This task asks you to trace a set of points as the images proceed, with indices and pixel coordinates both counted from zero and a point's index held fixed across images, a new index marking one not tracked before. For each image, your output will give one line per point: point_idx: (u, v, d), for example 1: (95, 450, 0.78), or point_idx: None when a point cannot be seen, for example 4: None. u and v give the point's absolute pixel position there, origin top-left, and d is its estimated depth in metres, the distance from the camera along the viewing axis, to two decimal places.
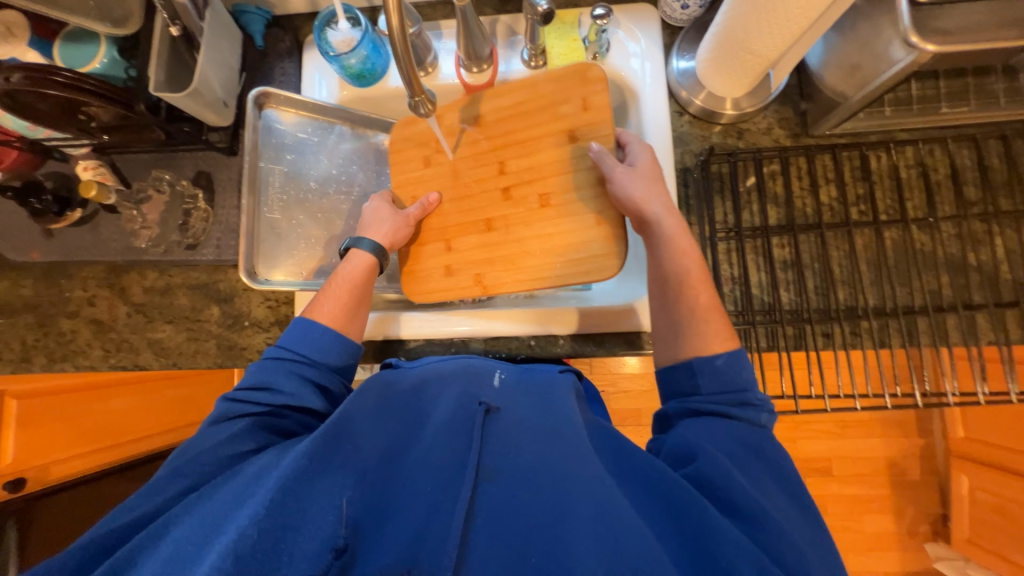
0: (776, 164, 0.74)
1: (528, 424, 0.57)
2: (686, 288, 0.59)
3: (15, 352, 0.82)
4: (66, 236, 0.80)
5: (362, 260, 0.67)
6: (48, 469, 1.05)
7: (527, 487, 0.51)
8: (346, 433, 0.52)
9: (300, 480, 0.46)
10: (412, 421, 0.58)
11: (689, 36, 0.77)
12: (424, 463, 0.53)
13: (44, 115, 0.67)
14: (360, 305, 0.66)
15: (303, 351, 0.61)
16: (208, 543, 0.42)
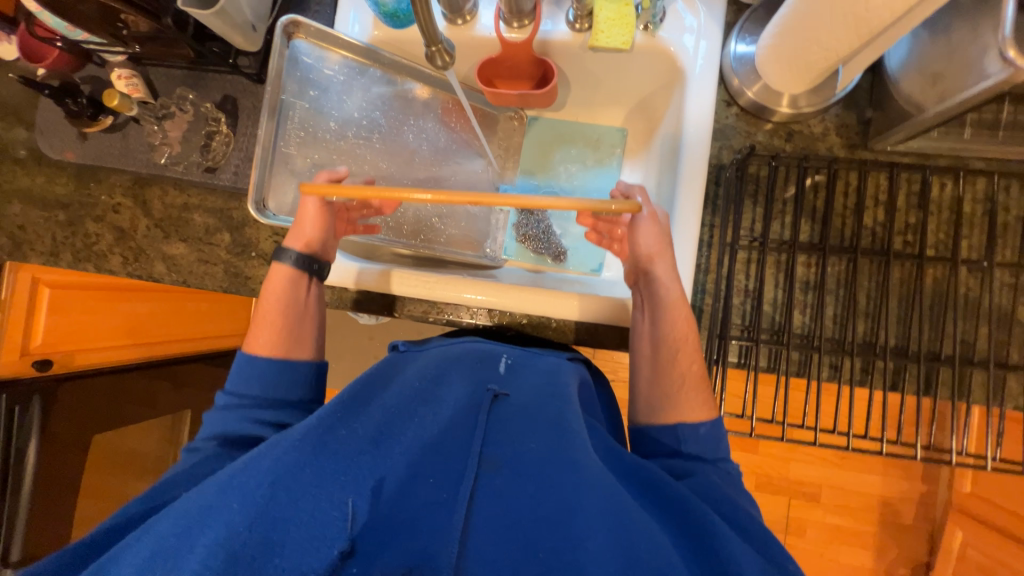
0: (822, 175, 0.67)
1: (527, 422, 0.58)
2: (678, 353, 0.62)
3: (46, 246, 0.87)
4: (99, 140, 0.84)
5: (284, 274, 0.68)
6: (75, 356, 1.11)
7: (529, 475, 0.52)
8: (334, 427, 0.54)
9: (296, 475, 0.49)
10: (410, 406, 0.60)
11: (758, 14, 0.69)
12: (423, 446, 0.55)
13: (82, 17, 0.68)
14: (303, 320, 0.68)
15: (255, 394, 0.63)
16: (200, 534, 0.44)
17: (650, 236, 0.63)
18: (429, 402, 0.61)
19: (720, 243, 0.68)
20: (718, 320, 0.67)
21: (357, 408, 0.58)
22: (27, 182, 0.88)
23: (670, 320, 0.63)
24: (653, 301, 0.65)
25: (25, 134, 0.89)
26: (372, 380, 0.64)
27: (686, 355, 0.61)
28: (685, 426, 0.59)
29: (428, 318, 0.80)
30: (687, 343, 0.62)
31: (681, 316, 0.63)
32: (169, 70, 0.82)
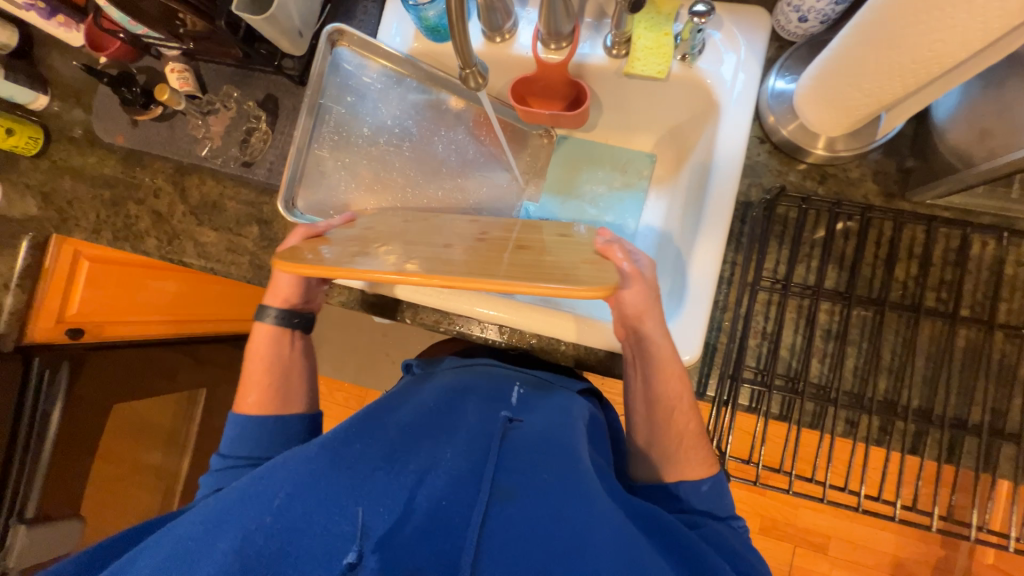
0: (854, 222, 0.65)
1: (539, 450, 0.57)
2: (675, 415, 0.65)
3: (90, 222, 0.92)
4: (147, 127, 0.89)
5: (267, 335, 0.77)
6: (104, 327, 1.16)
7: (542, 506, 0.51)
8: (348, 446, 0.58)
9: (307, 488, 0.53)
10: (426, 429, 0.62)
11: (801, 52, 0.67)
12: (437, 466, 0.55)
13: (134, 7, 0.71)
14: (289, 374, 0.77)
15: (246, 453, 0.70)
16: (217, 540, 0.49)
17: (637, 297, 0.60)
18: (444, 424, 0.63)
19: (739, 282, 0.66)
20: (731, 360, 0.66)
21: (373, 429, 0.61)
22: (79, 161, 0.94)
23: (663, 380, 0.64)
24: (643, 361, 0.65)
25: (83, 116, 0.95)
26: (385, 404, 0.69)
27: (681, 414, 0.64)
28: (686, 485, 0.62)
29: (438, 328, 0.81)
30: (682, 402, 0.65)
31: (673, 372, 0.64)
32: (218, 67, 0.86)
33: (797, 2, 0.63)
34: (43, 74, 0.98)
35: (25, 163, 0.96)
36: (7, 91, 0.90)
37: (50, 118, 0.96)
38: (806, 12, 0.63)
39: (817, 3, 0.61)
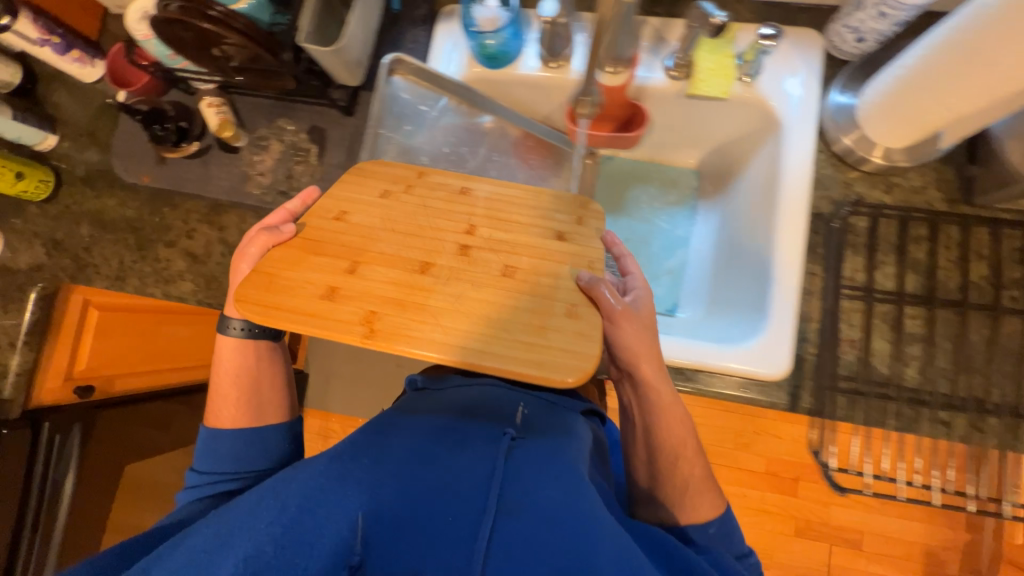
0: (924, 228, 0.67)
1: (551, 466, 0.50)
2: (679, 461, 0.63)
3: (113, 270, 0.85)
4: (176, 165, 0.84)
5: (228, 345, 0.66)
6: (114, 381, 1.06)
7: (550, 525, 0.45)
8: (354, 450, 0.51)
9: (316, 499, 0.46)
10: (434, 436, 0.53)
11: (855, 72, 0.70)
12: (445, 483, 0.48)
13: (169, 42, 0.68)
14: (265, 380, 0.67)
15: (225, 469, 0.62)
16: (228, 551, 0.42)
17: (632, 337, 0.60)
18: (449, 433, 0.54)
19: (821, 290, 0.68)
20: (823, 369, 0.66)
21: (384, 436, 0.53)
22: (97, 204, 0.87)
23: (664, 425, 0.64)
24: (642, 405, 0.65)
25: (99, 155, 0.89)
26: (394, 409, 0.59)
27: (685, 460, 0.63)
28: (695, 530, 0.60)
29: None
30: (685, 449, 0.64)
31: (675, 417, 0.64)
32: (259, 100, 0.83)
33: (855, 24, 0.66)
34: (52, 113, 0.91)
35: (33, 209, 0.88)
36: (15, 132, 0.84)
37: (60, 160, 0.89)
38: (863, 33, 0.67)
39: (878, 25, 0.64)
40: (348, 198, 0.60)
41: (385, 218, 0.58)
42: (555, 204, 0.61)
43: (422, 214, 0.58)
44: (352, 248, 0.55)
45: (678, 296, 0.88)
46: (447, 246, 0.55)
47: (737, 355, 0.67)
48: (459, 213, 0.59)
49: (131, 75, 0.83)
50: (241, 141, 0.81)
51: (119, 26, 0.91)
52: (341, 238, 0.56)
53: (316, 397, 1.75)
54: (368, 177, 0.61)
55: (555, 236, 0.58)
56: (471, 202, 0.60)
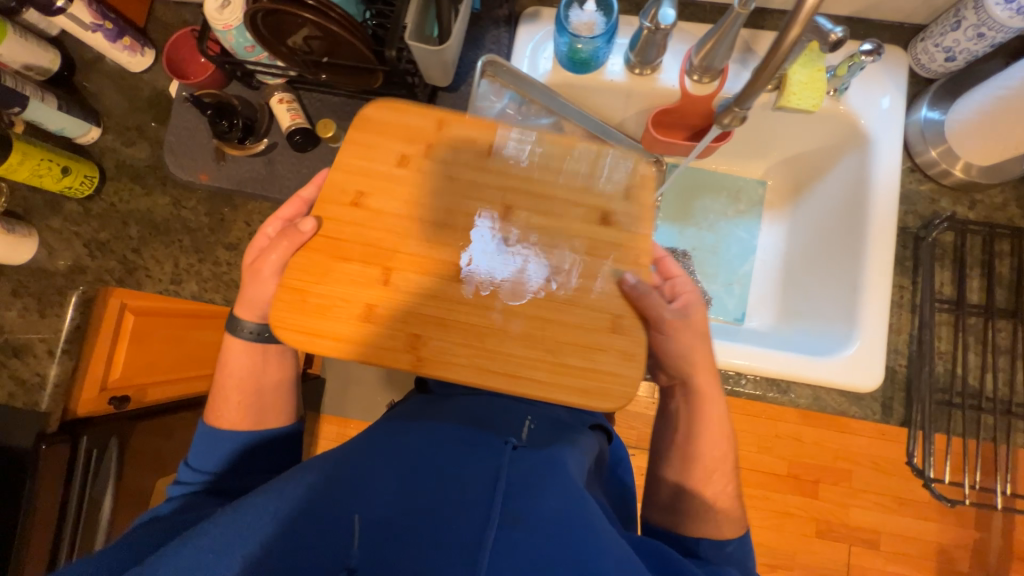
0: (1007, 243, 0.69)
1: (556, 475, 0.44)
2: (712, 475, 0.53)
3: (166, 273, 0.80)
4: (237, 163, 0.79)
5: (238, 348, 0.58)
6: (145, 391, 0.99)
7: (559, 541, 0.38)
8: (358, 449, 0.46)
9: (299, 508, 0.40)
10: (430, 443, 0.46)
11: (942, 89, 0.72)
12: (437, 489, 0.40)
13: (260, 39, 0.66)
14: (272, 388, 0.60)
15: (222, 472, 0.57)
16: (227, 561, 0.37)
17: (684, 344, 0.52)
18: (443, 436, 0.47)
19: (910, 303, 0.70)
20: (918, 381, 0.67)
21: (378, 441, 0.47)
22: (146, 203, 0.82)
23: (705, 434, 0.54)
24: (687, 414, 0.55)
25: (148, 152, 0.84)
26: (393, 418, 0.54)
27: (721, 476, 0.53)
28: (707, 546, 0.50)
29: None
30: (722, 463, 0.53)
31: (719, 435, 0.54)
32: (329, 97, 0.79)
33: (948, 44, 0.68)
34: (92, 104, 0.85)
35: (73, 207, 0.82)
36: (59, 124, 0.77)
37: (103, 154, 0.83)
38: (954, 52, 0.68)
39: (974, 45, 0.66)
40: (365, 172, 0.53)
41: (413, 202, 0.52)
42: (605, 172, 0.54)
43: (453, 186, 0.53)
44: (380, 250, 0.51)
45: (748, 306, 0.89)
46: (482, 240, 0.51)
47: (835, 368, 0.67)
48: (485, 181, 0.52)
49: (192, 70, 0.79)
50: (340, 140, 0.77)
51: (168, 14, 0.86)
52: (364, 235, 0.51)
53: (332, 402, 1.65)
54: (385, 144, 0.54)
55: (599, 220, 0.53)
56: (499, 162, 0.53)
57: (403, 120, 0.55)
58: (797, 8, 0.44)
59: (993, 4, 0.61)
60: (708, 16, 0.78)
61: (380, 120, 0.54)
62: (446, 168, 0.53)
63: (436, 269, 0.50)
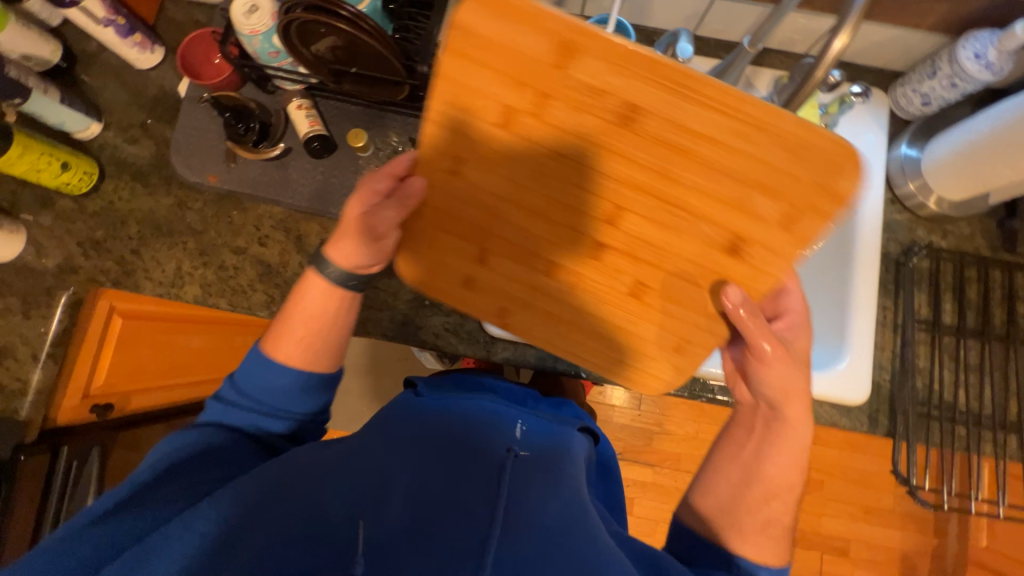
0: (974, 270, 0.77)
1: (548, 486, 0.50)
2: (770, 500, 0.52)
3: (167, 276, 0.77)
4: (248, 166, 0.78)
5: (318, 287, 0.57)
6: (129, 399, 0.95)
7: (551, 545, 0.44)
8: (370, 448, 0.52)
9: (323, 498, 0.46)
10: (441, 450, 0.52)
11: (919, 130, 0.79)
12: (445, 498, 0.46)
13: (287, 46, 0.66)
14: (333, 334, 0.58)
15: (263, 401, 0.56)
16: (249, 543, 0.43)
17: (780, 371, 0.52)
18: (452, 445, 0.53)
19: (892, 322, 0.75)
20: (900, 395, 0.73)
21: (394, 443, 0.53)
22: (149, 203, 0.79)
23: (775, 457, 0.53)
24: (763, 433, 0.54)
25: (152, 149, 0.81)
26: (405, 413, 0.59)
27: (780, 503, 0.51)
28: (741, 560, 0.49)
29: (579, 375, 0.77)
30: (785, 490, 0.52)
31: (790, 463, 0.53)
32: (347, 105, 0.79)
33: (925, 91, 0.75)
34: (92, 99, 0.82)
35: (66, 203, 0.79)
36: (59, 117, 0.75)
37: (103, 150, 0.80)
38: (929, 98, 0.76)
39: (946, 93, 0.74)
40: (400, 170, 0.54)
41: (508, 183, 0.51)
42: (775, 181, 0.44)
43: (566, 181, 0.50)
44: (485, 236, 0.56)
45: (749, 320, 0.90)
46: (580, 245, 0.53)
47: (828, 381, 0.72)
48: (620, 169, 0.47)
49: (206, 72, 0.78)
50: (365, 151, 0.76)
51: (180, 11, 0.84)
52: (461, 209, 0.55)
53: None
54: (485, 91, 0.46)
55: (727, 246, 0.49)
56: (638, 152, 0.45)
57: (521, 46, 0.43)
58: (824, 52, 0.46)
59: (965, 60, 0.69)
60: (713, 51, 0.83)
61: (490, 38, 0.43)
62: (554, 144, 0.47)
63: (524, 259, 0.57)
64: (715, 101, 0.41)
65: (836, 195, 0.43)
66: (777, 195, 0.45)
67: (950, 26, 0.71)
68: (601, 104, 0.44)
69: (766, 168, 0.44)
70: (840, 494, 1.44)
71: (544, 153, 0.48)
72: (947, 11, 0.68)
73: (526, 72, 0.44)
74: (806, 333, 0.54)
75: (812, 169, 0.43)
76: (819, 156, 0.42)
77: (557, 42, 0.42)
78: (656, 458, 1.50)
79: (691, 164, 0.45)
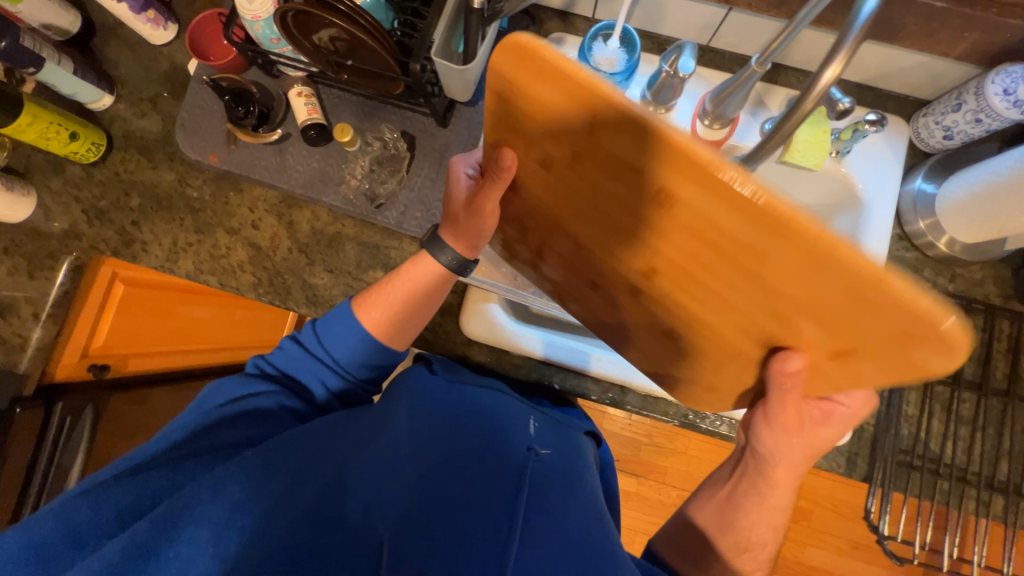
0: (980, 318, 0.73)
1: (558, 492, 0.57)
2: (744, 553, 0.54)
3: (163, 250, 0.79)
4: (249, 148, 0.79)
5: (428, 268, 0.64)
6: (127, 360, 0.98)
7: (567, 546, 0.50)
8: (406, 434, 0.60)
9: (367, 479, 0.54)
10: (467, 447, 0.60)
11: (938, 165, 0.75)
12: (472, 494, 0.54)
13: (288, 35, 0.67)
14: (426, 304, 0.66)
15: (333, 359, 0.62)
16: (289, 506, 0.50)
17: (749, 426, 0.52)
18: (477, 444, 0.61)
19: None
20: (884, 442, 0.70)
21: (424, 431, 0.61)
22: (152, 176, 0.81)
23: (749, 511, 0.55)
24: (743, 483, 0.56)
25: (158, 124, 0.83)
26: (436, 394, 0.67)
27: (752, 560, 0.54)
28: None
29: (552, 386, 0.79)
30: (757, 547, 0.55)
31: (766, 523, 0.55)
32: (348, 95, 0.80)
33: (948, 123, 0.71)
34: (107, 71, 0.84)
35: (76, 171, 0.82)
36: (71, 88, 0.77)
37: (113, 122, 0.83)
38: (953, 131, 0.72)
39: (970, 128, 0.69)
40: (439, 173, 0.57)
41: (554, 207, 0.50)
42: (816, 313, 0.38)
43: (604, 218, 0.46)
44: (541, 239, 0.59)
45: None
46: (618, 281, 0.53)
47: None
48: (668, 242, 0.43)
49: (214, 52, 0.79)
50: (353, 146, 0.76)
51: None
52: (528, 212, 0.55)
53: None
54: (524, 132, 0.43)
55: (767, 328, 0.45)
56: (670, 236, 0.41)
57: (549, 99, 0.38)
58: (812, 83, 0.42)
59: (992, 95, 0.64)
60: (727, 64, 0.80)
61: (529, 92, 0.38)
62: (594, 199, 0.45)
63: (577, 275, 0.59)
64: (767, 225, 0.34)
65: (910, 363, 0.37)
66: (831, 329, 0.38)
67: (979, 56, 0.65)
68: (631, 182, 0.39)
69: (819, 304, 0.37)
70: (829, 526, 1.40)
71: (590, 204, 0.46)
72: (978, 40, 0.63)
73: (562, 131, 0.40)
74: (837, 425, 0.50)
75: (885, 328, 0.35)
76: (885, 323, 0.35)
77: (587, 113, 0.36)
78: (642, 470, 1.49)
79: (743, 271, 0.39)
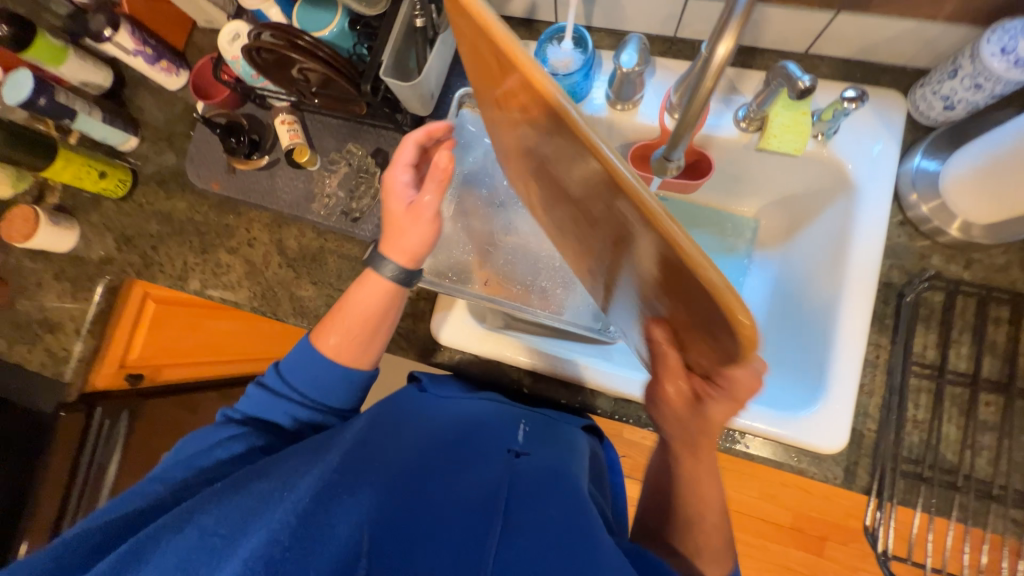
0: (1005, 309, 0.64)
1: (543, 486, 0.53)
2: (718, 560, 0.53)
3: (175, 269, 0.89)
4: (246, 174, 0.87)
5: (377, 286, 0.64)
6: (160, 370, 1.13)
7: (555, 543, 0.45)
8: (378, 435, 0.57)
9: (342, 485, 0.48)
10: (441, 452, 0.57)
11: (942, 139, 0.67)
12: (449, 496, 0.50)
13: (262, 70, 0.72)
14: (381, 322, 0.65)
15: (304, 393, 0.61)
16: (254, 529, 0.44)
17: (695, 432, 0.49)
18: (453, 448, 0.58)
19: (889, 367, 0.65)
20: (885, 449, 0.63)
21: (395, 435, 0.58)
22: (168, 205, 0.92)
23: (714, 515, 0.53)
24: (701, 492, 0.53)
25: (174, 160, 0.94)
26: (402, 409, 0.66)
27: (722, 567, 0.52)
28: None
29: (522, 390, 0.79)
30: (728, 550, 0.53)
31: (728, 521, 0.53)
32: (329, 119, 0.86)
33: (946, 92, 0.64)
34: (135, 116, 0.96)
35: (109, 204, 0.93)
36: (102, 133, 0.89)
37: (139, 160, 0.94)
38: (953, 101, 0.64)
39: (971, 96, 0.62)
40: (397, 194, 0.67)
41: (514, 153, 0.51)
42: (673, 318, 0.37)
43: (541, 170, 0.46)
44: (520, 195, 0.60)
45: None
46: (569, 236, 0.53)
47: (793, 425, 0.63)
48: (589, 228, 0.42)
49: (215, 90, 0.88)
50: (312, 163, 0.84)
51: (205, 39, 0.96)
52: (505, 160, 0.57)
53: None
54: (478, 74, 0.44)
55: None
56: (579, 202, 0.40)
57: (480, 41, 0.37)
58: (709, 59, 0.41)
59: (988, 56, 0.57)
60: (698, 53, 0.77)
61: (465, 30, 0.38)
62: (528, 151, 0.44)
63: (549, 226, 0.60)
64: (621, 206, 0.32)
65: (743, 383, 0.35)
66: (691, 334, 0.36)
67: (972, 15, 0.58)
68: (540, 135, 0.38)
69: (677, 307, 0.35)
70: None
71: (529, 156, 0.46)
72: None
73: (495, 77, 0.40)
74: None
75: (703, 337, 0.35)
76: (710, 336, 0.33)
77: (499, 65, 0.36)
78: None
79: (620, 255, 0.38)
